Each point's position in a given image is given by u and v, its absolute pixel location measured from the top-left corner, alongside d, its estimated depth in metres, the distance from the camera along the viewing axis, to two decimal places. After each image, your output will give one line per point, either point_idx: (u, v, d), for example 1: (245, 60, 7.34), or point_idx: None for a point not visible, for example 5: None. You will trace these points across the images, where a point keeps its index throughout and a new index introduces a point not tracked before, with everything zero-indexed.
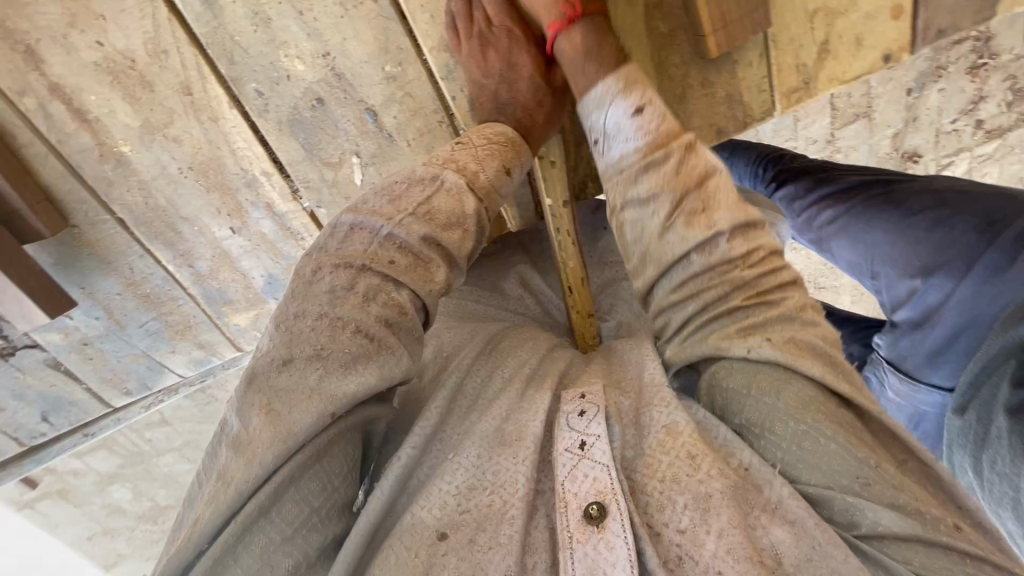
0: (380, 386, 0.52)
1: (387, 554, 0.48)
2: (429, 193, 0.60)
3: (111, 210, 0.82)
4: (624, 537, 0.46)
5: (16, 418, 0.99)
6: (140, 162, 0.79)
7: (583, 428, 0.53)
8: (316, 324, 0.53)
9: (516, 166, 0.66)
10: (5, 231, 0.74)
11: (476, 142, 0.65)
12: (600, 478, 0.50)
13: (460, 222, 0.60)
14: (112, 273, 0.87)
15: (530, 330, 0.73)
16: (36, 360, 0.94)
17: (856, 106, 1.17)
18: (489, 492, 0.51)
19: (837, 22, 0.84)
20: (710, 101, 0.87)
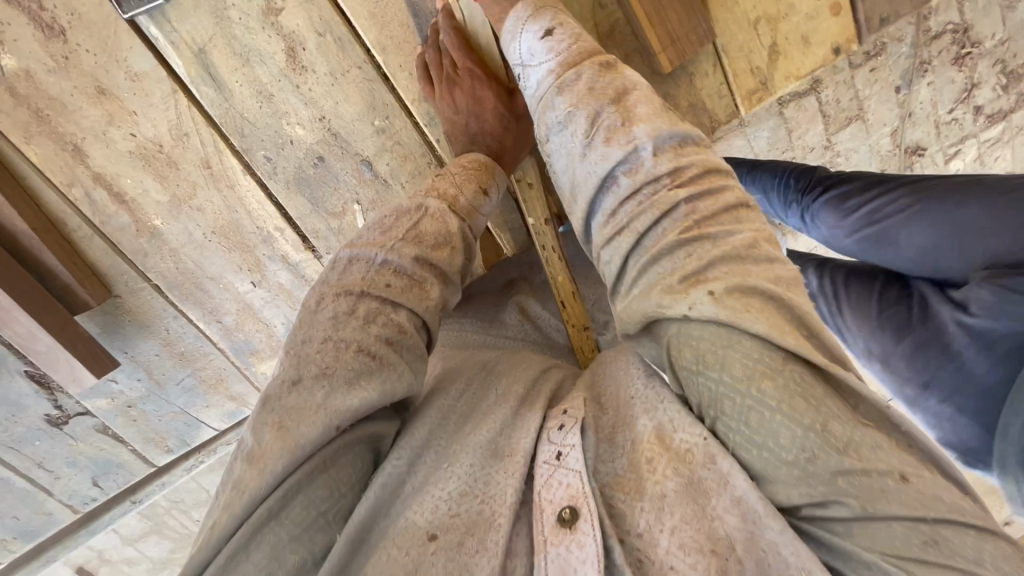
0: (383, 400, 0.58)
1: (381, 556, 0.51)
2: (414, 221, 0.67)
3: (147, 278, 0.92)
4: (594, 535, 0.47)
5: (70, 484, 1.07)
6: (170, 232, 0.89)
7: (560, 440, 0.55)
8: (320, 345, 0.59)
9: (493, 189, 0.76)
10: (57, 303, 0.84)
11: (456, 171, 0.74)
12: (573, 484, 0.51)
13: (448, 244, 0.69)
14: (152, 336, 0.97)
15: (534, 358, 0.77)
16: (88, 426, 1.03)
17: (846, 109, 1.06)
18: (477, 501, 0.54)
19: (781, 26, 0.91)
20: (675, 112, 0.94)
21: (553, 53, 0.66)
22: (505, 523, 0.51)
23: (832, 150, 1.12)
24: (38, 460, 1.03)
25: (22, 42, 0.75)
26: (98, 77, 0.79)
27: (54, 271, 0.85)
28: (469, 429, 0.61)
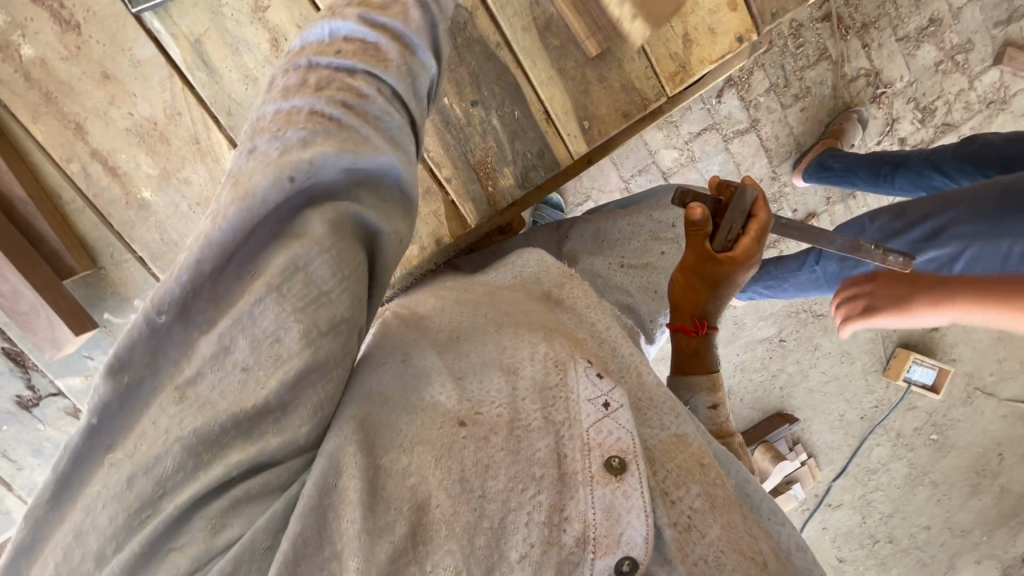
0: (349, 159, 0.52)
1: (412, 425, 0.56)
2: (308, 110, 0.54)
3: (131, 249, 0.99)
4: (640, 490, 0.56)
5: (32, 476, 1.05)
6: (157, 203, 0.97)
7: (605, 390, 0.62)
8: (285, 115, 0.54)
9: (394, 74, 0.61)
10: (43, 264, 0.93)
11: (351, 56, 0.60)
12: (623, 438, 0.59)
13: (356, 105, 0.57)
14: (131, 309, 1.02)
15: (509, 290, 0.83)
16: (58, 408, 1.03)
17: (786, 146, 1.71)
18: (495, 401, 0.59)
19: (689, 19, 1.09)
20: (610, 92, 1.09)
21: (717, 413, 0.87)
22: (532, 432, 0.58)
23: (778, 180, 1.74)
24: (3, 448, 1.03)
25: (42, 34, 0.88)
26: (104, 64, 0.91)
27: (47, 238, 0.93)
28: (472, 341, 0.68)
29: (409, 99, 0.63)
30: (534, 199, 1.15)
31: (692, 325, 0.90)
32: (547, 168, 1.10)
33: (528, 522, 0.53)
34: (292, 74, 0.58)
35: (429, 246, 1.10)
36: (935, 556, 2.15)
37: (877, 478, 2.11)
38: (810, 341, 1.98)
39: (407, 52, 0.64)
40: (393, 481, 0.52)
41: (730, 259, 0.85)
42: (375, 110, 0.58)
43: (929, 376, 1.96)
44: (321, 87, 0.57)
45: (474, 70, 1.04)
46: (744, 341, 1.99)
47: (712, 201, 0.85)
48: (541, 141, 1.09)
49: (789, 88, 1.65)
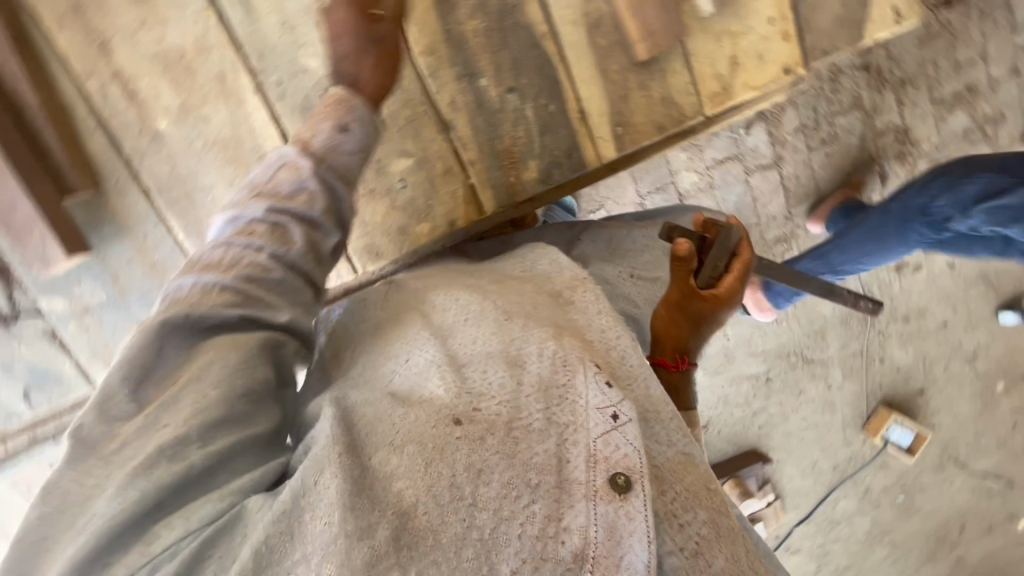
0: (265, 303, 0.66)
1: (406, 421, 0.58)
2: (217, 288, 0.63)
3: (138, 179, 0.96)
4: (643, 512, 0.57)
5: (1, 393, 1.02)
6: (172, 136, 0.95)
7: (613, 400, 0.62)
8: (224, 246, 0.66)
9: (298, 248, 0.69)
10: (45, 177, 0.89)
11: (261, 236, 0.67)
12: (630, 455, 0.60)
13: (265, 279, 0.66)
14: (127, 239, 0.98)
15: (523, 283, 0.80)
16: (36, 329, 1.00)
17: (804, 187, 1.68)
18: (497, 400, 0.61)
19: (741, 41, 1.07)
20: (648, 102, 1.07)
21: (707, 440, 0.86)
22: (533, 435, 0.59)
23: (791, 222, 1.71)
24: None
25: None
26: None
27: (54, 152, 0.90)
28: (475, 330, 0.68)
29: (313, 267, 0.71)
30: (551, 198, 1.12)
31: (673, 360, 0.86)
32: (573, 168, 1.08)
33: (521, 534, 0.54)
34: (221, 250, 0.65)
35: (440, 227, 1.07)
36: None
37: (838, 531, 2.09)
38: (794, 386, 1.98)
39: (315, 231, 0.72)
40: (382, 477, 0.55)
41: (714, 297, 0.85)
42: (275, 288, 0.67)
43: (907, 439, 1.97)
44: (231, 268, 0.65)
45: (516, 55, 1.02)
46: (731, 373, 1.97)
47: (698, 238, 0.88)
48: (571, 140, 1.07)
49: (817, 130, 1.63)
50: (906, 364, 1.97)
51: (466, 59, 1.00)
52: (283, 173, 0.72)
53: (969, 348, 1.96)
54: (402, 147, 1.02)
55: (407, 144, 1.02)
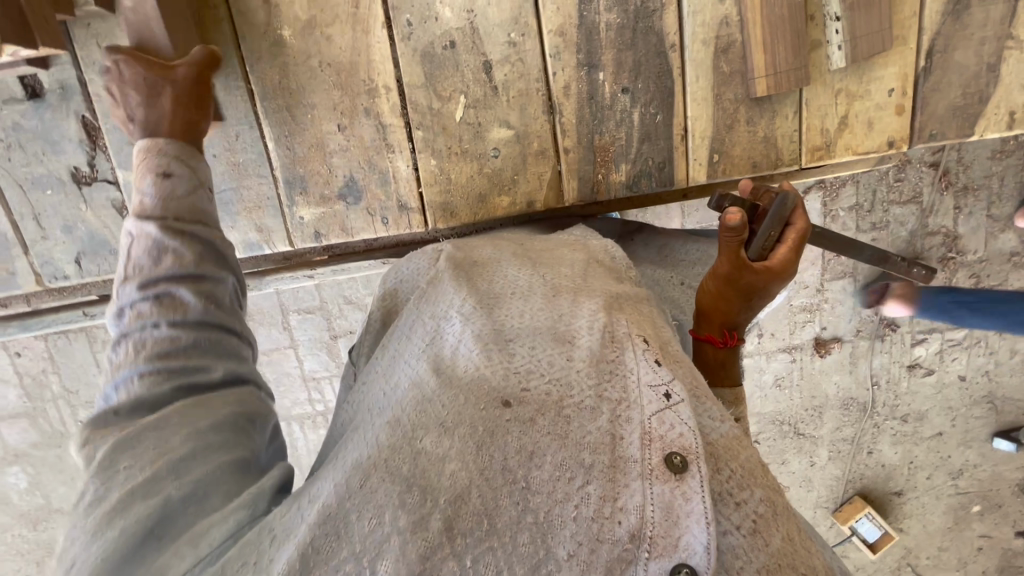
0: (186, 355, 0.66)
1: (455, 403, 0.56)
2: (133, 378, 0.63)
3: (247, 80, 0.96)
4: (701, 494, 0.51)
5: (52, 250, 1.01)
6: (293, 47, 0.95)
7: (661, 382, 0.58)
8: (146, 305, 0.67)
9: (199, 309, 0.68)
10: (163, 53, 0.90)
11: (155, 312, 0.66)
12: (686, 435, 0.54)
13: (174, 351, 0.65)
14: (220, 134, 0.99)
15: (571, 249, 0.84)
16: (106, 197, 1.00)
17: (843, 266, 1.69)
18: (544, 379, 0.58)
19: (856, 103, 1.07)
20: (751, 137, 1.07)
21: None
22: (584, 412, 0.55)
23: (823, 294, 1.72)
24: (37, 211, 0.99)
25: None
26: None
27: None
28: (521, 305, 0.67)
29: (216, 316, 0.69)
30: (620, 207, 1.16)
31: (721, 336, 0.77)
32: (661, 181, 1.09)
33: (576, 517, 0.50)
34: (125, 344, 0.66)
35: (519, 204, 1.07)
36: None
37: None
38: (779, 453, 1.96)
39: (205, 285, 0.70)
40: (433, 463, 0.53)
41: (766, 270, 0.72)
42: (192, 353, 0.66)
43: (873, 535, 1.95)
44: (140, 351, 0.65)
45: (641, 58, 1.02)
46: None
47: (751, 208, 0.74)
48: (667, 153, 1.07)
49: (870, 213, 1.58)
50: (892, 463, 1.96)
51: (591, 49, 1.01)
52: (135, 246, 0.70)
53: (959, 464, 1.95)
54: (504, 117, 1.02)
55: (510, 116, 1.03)
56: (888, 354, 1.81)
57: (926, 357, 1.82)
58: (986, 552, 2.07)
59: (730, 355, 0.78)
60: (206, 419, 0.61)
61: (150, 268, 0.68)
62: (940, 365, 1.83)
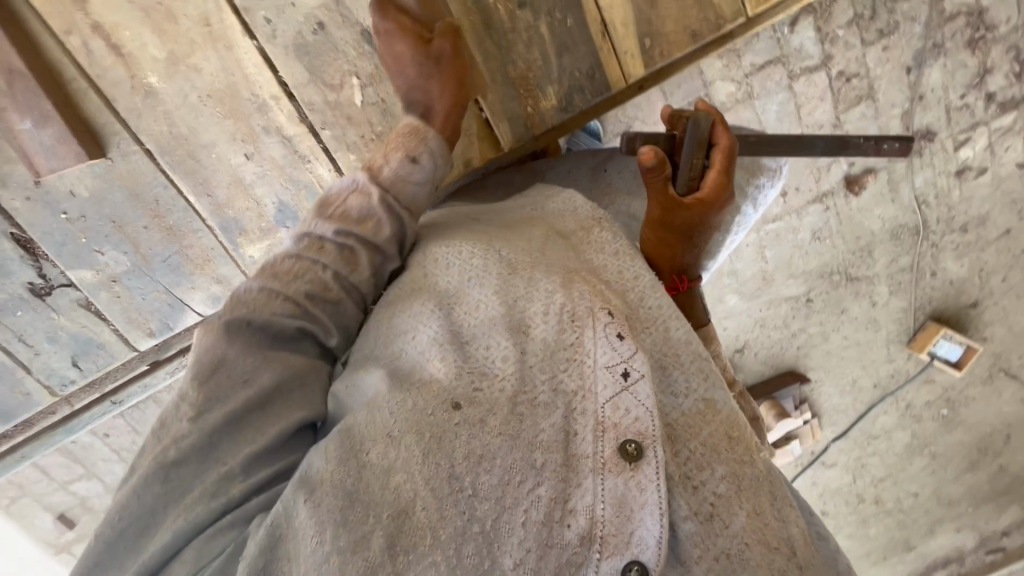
0: (310, 330, 0.73)
1: (402, 412, 0.62)
2: (280, 297, 0.71)
3: (139, 141, 0.91)
4: (656, 484, 0.62)
5: (49, 362, 1.06)
6: (166, 92, 0.89)
7: (626, 356, 0.67)
8: (330, 252, 0.76)
9: (362, 274, 0.77)
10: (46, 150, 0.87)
11: (330, 255, 0.76)
12: (643, 419, 0.64)
13: (322, 297, 0.74)
14: (139, 205, 0.96)
15: (531, 222, 0.85)
16: (71, 300, 1.01)
17: (857, 89, 1.50)
18: (498, 376, 0.66)
19: None
20: (681, 5, 0.94)
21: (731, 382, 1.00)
22: (539, 409, 0.65)
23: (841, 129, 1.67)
24: (18, 333, 1.02)
25: None
26: None
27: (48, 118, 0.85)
28: (477, 295, 0.73)
29: (366, 290, 0.78)
30: (574, 127, 1.01)
31: (672, 282, 0.87)
32: (596, 91, 0.97)
33: (525, 522, 0.58)
34: (301, 247, 0.76)
35: (455, 167, 1.00)
36: (916, 515, 2.54)
37: (875, 445, 2.35)
38: (838, 304, 1.99)
39: (377, 257, 0.79)
40: (380, 476, 0.59)
41: (697, 202, 0.78)
42: (329, 308, 0.75)
43: (955, 353, 2.02)
44: (291, 287, 0.72)
45: None
46: (771, 296, 1.95)
47: (665, 141, 0.82)
48: (593, 58, 0.96)
49: (874, 20, 1.42)
50: (960, 277, 1.94)
51: None
52: (352, 196, 0.79)
53: None
54: None
55: None
56: (931, 167, 1.74)
57: (975, 157, 1.73)
58: None
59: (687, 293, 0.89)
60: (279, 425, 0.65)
61: (348, 213, 0.78)
62: (992, 160, 1.73)
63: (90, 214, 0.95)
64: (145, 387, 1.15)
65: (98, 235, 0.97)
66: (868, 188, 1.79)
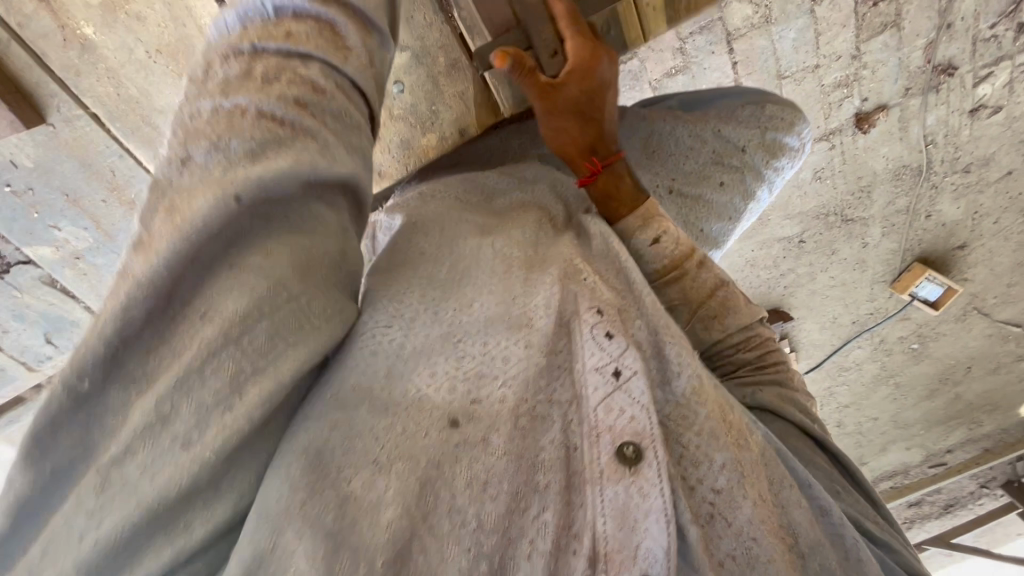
0: (301, 168, 0.53)
1: (390, 437, 0.56)
2: (250, 114, 0.53)
3: (84, 104, 1.06)
4: (659, 489, 0.59)
5: (25, 337, 1.37)
6: (107, 45, 0.99)
7: (618, 356, 0.65)
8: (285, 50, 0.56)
9: (355, 67, 0.60)
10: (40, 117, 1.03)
11: (305, 42, 0.57)
12: (638, 420, 0.62)
13: (315, 103, 0.56)
14: (97, 179, 1.17)
15: (521, 209, 0.80)
16: (30, 277, 1.28)
17: (884, 17, 1.55)
18: (500, 385, 0.63)
19: None
20: None
21: (755, 358, 0.90)
22: (541, 424, 0.62)
23: (859, 59, 1.64)
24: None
25: None
26: None
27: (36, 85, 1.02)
28: (476, 296, 0.68)
29: (370, 94, 0.62)
30: None
31: (589, 172, 0.82)
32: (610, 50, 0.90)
33: (533, 552, 0.56)
34: (246, 46, 0.56)
35: (450, 136, 0.93)
36: (871, 438, 2.80)
37: (846, 375, 2.55)
38: (829, 245, 2.12)
39: (373, 47, 0.63)
40: (368, 511, 0.52)
41: (568, 74, 0.81)
42: (332, 119, 0.57)
43: (935, 293, 2.14)
44: (255, 94, 0.54)
45: None
46: (762, 238, 2.11)
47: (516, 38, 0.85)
48: (613, 14, 0.85)
49: None
50: (953, 219, 2.04)
51: None
52: None
53: None
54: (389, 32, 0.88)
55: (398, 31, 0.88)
56: (945, 106, 1.76)
57: (992, 95, 1.73)
58: None
59: (606, 178, 0.82)
60: (274, 380, 0.51)
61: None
62: (1010, 98, 1.74)
63: (36, 187, 1.14)
64: None
65: (49, 210, 1.18)
66: (877, 126, 1.80)
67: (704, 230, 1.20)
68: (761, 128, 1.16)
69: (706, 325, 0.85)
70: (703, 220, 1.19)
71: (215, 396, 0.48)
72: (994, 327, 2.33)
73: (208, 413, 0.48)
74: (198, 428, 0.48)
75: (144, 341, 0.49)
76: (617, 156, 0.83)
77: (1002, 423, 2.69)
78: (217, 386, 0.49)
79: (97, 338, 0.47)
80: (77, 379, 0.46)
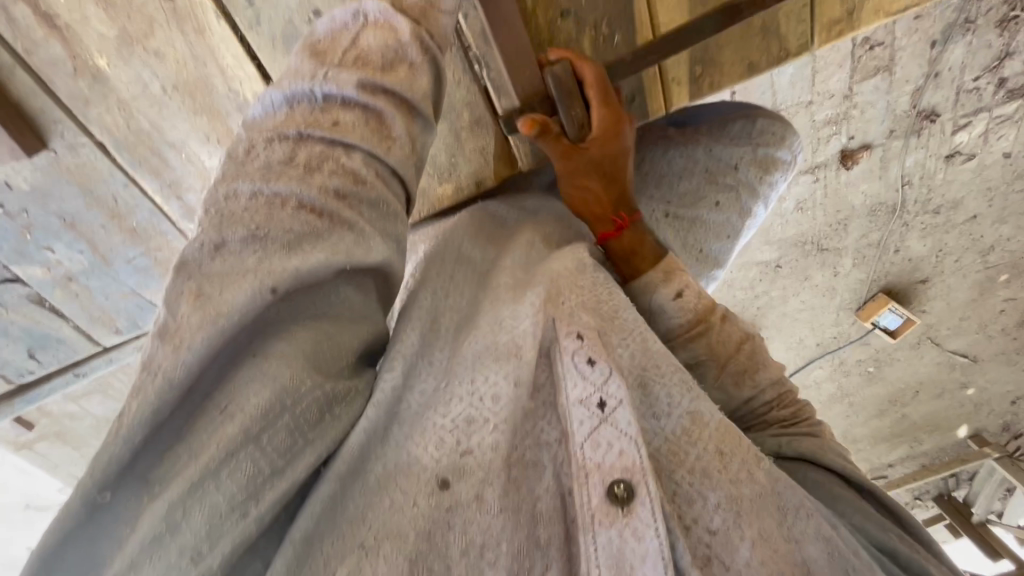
0: (336, 262, 0.53)
1: (381, 514, 0.51)
2: (291, 204, 0.53)
3: (88, 132, 1.06)
4: (656, 530, 0.53)
5: (8, 354, 1.31)
6: (118, 77, 1.00)
7: (602, 383, 0.60)
8: (328, 142, 0.57)
9: (399, 156, 0.61)
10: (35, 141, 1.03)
11: (352, 134, 0.58)
12: (626, 453, 0.56)
13: (356, 193, 0.56)
14: (99, 205, 1.15)
15: (518, 231, 0.81)
16: (19, 295, 1.23)
17: (877, 60, 1.52)
18: (491, 432, 0.57)
19: None
20: (745, 32, 0.90)
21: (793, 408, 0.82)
22: (533, 473, 0.57)
23: (852, 99, 1.62)
24: None
25: None
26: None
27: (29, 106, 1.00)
28: (475, 342, 0.64)
29: (408, 175, 0.63)
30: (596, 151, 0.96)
31: (614, 227, 0.83)
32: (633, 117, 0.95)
33: None
34: (287, 140, 0.57)
35: (467, 188, 0.94)
36: None
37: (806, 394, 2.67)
38: (802, 273, 2.20)
39: (416, 131, 0.65)
40: None
41: (594, 139, 0.81)
42: (369, 207, 0.57)
43: (894, 323, 2.26)
44: (293, 188, 0.54)
45: None
46: (745, 261, 2.16)
47: (541, 99, 0.84)
48: (638, 83, 0.92)
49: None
50: (919, 256, 2.13)
51: None
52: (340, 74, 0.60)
53: (990, 243, 2.09)
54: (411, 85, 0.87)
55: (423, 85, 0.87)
56: (924, 150, 1.80)
57: (968, 144, 1.78)
58: (1008, 312, 2.32)
59: (629, 234, 0.83)
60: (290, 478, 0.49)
61: (370, 78, 0.61)
62: (981, 149, 1.80)
63: (32, 211, 1.13)
64: (108, 361, 1.42)
65: (42, 231, 1.15)
66: (860, 164, 1.83)
67: (704, 250, 1.03)
68: (754, 145, 1.01)
69: (735, 382, 0.79)
70: (701, 241, 1.03)
71: (230, 501, 0.46)
72: (943, 356, 2.48)
73: (221, 523, 0.46)
74: (210, 540, 0.45)
75: (162, 438, 0.46)
76: (639, 215, 0.84)
77: (938, 443, 2.90)
78: (231, 490, 0.46)
79: (112, 448, 0.44)
80: (96, 491, 0.44)
